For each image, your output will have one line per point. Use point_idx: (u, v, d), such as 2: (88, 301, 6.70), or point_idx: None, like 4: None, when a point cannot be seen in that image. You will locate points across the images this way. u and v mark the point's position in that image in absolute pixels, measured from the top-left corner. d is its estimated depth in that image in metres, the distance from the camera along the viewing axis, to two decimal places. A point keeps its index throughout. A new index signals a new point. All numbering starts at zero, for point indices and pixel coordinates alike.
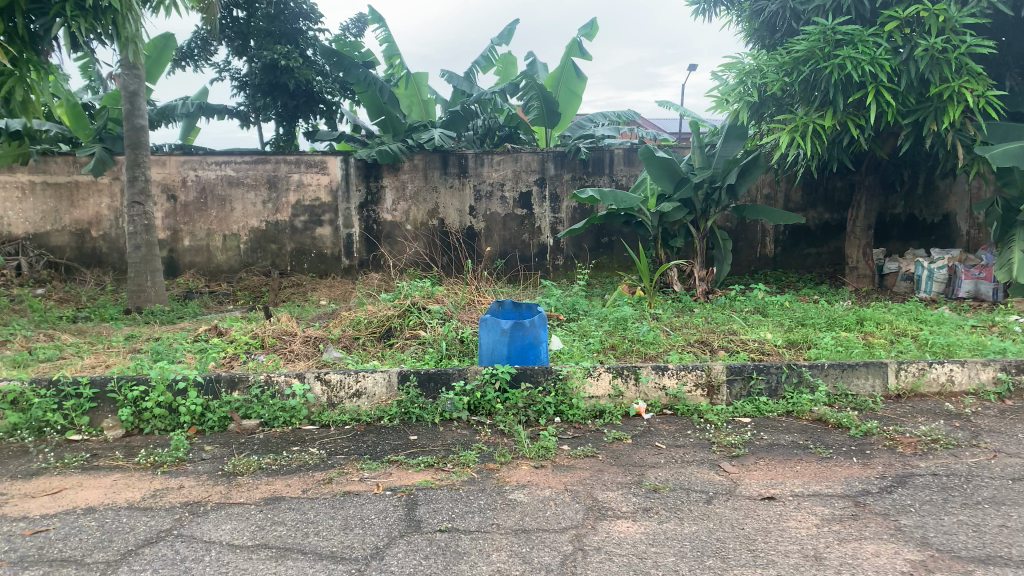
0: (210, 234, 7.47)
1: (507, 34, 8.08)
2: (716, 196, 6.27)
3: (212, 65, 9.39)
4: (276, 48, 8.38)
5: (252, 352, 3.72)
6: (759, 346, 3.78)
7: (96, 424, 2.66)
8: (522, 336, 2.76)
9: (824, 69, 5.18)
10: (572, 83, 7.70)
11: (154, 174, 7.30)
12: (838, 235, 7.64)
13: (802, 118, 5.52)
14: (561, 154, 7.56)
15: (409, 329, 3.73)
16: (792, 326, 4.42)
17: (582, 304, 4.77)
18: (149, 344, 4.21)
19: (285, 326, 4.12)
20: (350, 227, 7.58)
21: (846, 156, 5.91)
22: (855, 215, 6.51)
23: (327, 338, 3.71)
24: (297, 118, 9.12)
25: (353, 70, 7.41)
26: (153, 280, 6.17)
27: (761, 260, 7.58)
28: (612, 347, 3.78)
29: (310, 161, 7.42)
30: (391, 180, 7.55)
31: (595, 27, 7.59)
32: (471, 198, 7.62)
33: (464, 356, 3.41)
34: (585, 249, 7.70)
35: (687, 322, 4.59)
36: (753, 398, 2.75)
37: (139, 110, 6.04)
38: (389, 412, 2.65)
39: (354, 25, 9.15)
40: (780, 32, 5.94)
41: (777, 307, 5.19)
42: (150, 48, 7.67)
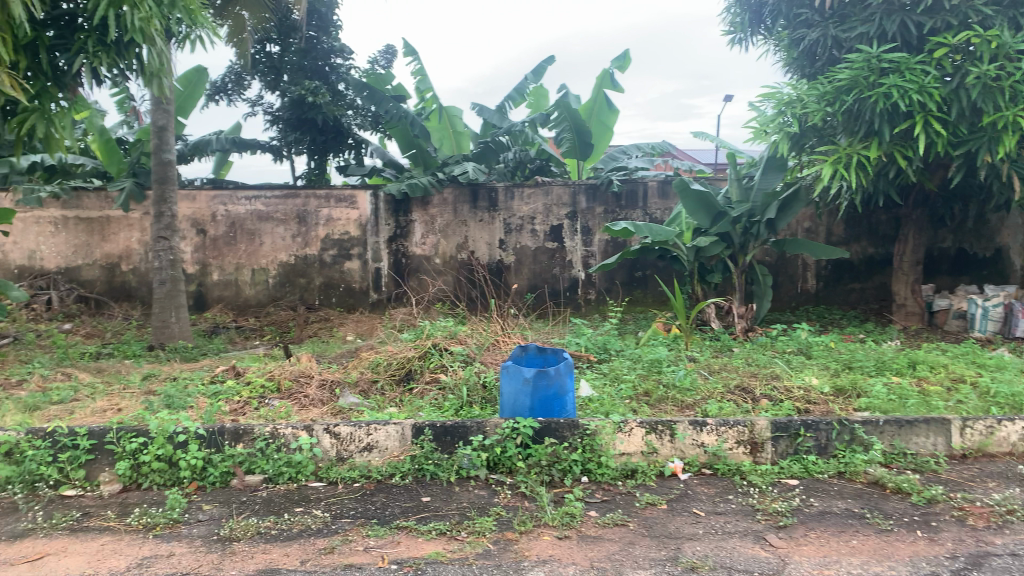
0: (239, 268, 7.40)
1: (538, 66, 7.97)
2: (755, 230, 6.06)
3: (245, 99, 9.43)
4: (304, 84, 8.37)
5: (266, 396, 3.56)
6: (805, 393, 3.52)
7: (93, 478, 2.50)
8: (545, 386, 2.55)
9: (869, 98, 4.95)
10: (604, 115, 7.54)
11: (184, 209, 7.27)
12: (883, 270, 7.32)
13: (846, 150, 5.28)
14: (592, 187, 7.37)
15: (430, 372, 3.54)
16: (839, 371, 4.14)
17: (614, 343, 4.55)
18: (165, 385, 4.08)
19: (304, 367, 3.97)
20: (378, 261, 7.46)
21: (893, 189, 5.64)
22: (902, 250, 6.21)
23: (344, 382, 3.54)
24: (327, 152, 9.09)
25: (383, 103, 7.36)
26: (177, 316, 6.09)
27: (802, 296, 7.29)
28: (646, 394, 3.55)
29: (340, 195, 7.34)
30: (420, 214, 7.43)
31: (629, 58, 7.45)
32: (501, 232, 7.46)
33: (486, 403, 3.20)
34: (618, 284, 7.46)
35: (726, 365, 4.34)
36: (801, 456, 2.50)
37: (167, 144, 6.03)
38: (401, 469, 2.45)
39: (383, 58, 9.14)
40: (820, 61, 5.73)
41: (822, 348, 4.91)
42: (184, 83, 7.70)
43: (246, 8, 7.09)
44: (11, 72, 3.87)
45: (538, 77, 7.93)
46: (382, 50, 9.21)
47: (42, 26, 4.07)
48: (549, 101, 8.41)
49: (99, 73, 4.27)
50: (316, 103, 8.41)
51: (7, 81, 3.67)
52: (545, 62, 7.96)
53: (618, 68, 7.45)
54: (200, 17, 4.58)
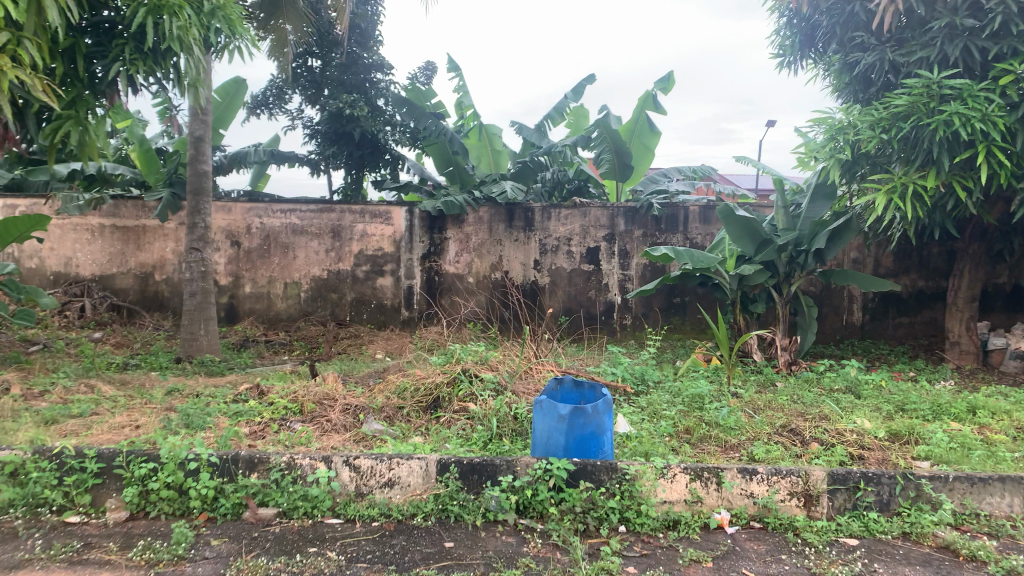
0: (271, 281, 7.33)
1: (579, 86, 7.83)
2: (802, 259, 5.83)
3: (286, 113, 9.42)
4: (343, 97, 8.33)
5: (288, 418, 3.42)
6: (858, 437, 3.28)
7: (99, 504, 2.36)
8: (581, 425, 2.37)
9: (928, 126, 4.72)
10: (646, 137, 7.37)
11: (219, 220, 7.23)
12: (934, 305, 7.00)
13: (901, 179, 5.04)
14: (632, 210, 7.17)
15: (459, 400, 3.37)
16: (892, 414, 3.89)
17: (652, 374, 4.34)
18: (188, 402, 3.97)
19: (330, 389, 3.83)
20: (410, 279, 7.34)
21: (950, 221, 5.36)
22: (957, 286, 5.92)
23: (369, 407, 3.38)
24: (364, 167, 9.02)
25: (422, 119, 7.27)
26: (206, 328, 6.01)
27: (848, 329, 7.01)
28: (686, 432, 3.34)
29: (375, 211, 7.25)
30: (455, 232, 7.30)
31: (672, 79, 7.28)
32: (537, 253, 7.29)
33: (516, 436, 3.02)
34: (655, 310, 7.24)
35: (770, 403, 4.11)
36: (861, 513, 2.28)
37: (203, 155, 5.97)
38: (424, 509, 2.28)
39: (423, 74, 9.08)
40: (875, 85, 5.49)
41: (873, 386, 4.65)
42: (222, 94, 7.69)
43: (288, 22, 7.05)
44: (47, 78, 3.82)
45: (579, 97, 7.78)
46: (422, 66, 9.15)
47: (80, 32, 4.02)
48: (589, 121, 8.25)
49: (135, 82, 4.21)
50: (354, 117, 8.36)
51: (41, 87, 3.61)
52: (586, 82, 7.81)
53: (661, 90, 7.28)
54: (239, 27, 4.51)
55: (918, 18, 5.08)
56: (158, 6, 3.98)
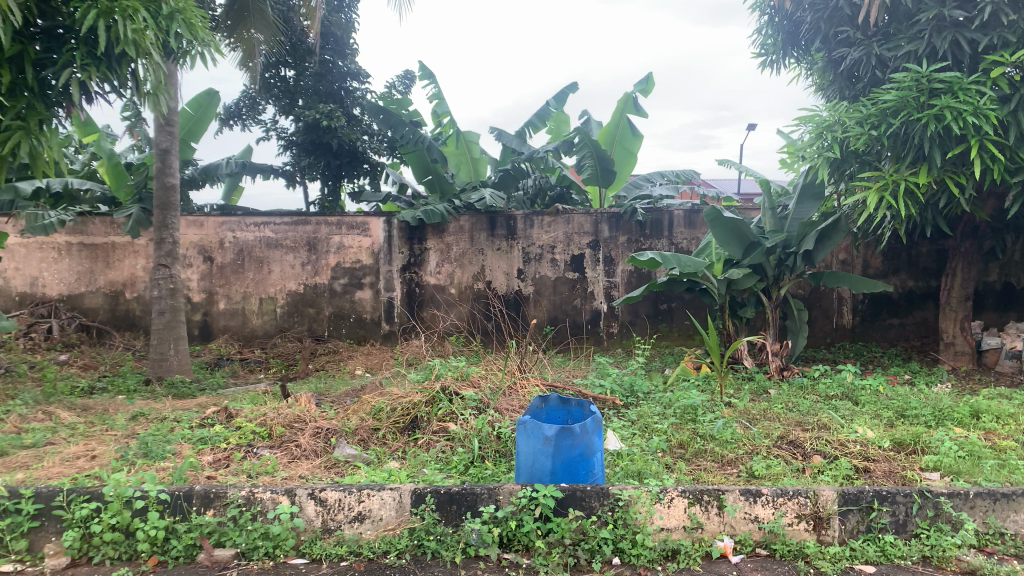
0: (246, 297, 7.10)
1: (559, 91, 7.67)
2: (791, 262, 5.68)
3: (259, 124, 9.19)
4: (319, 107, 8.12)
5: (256, 444, 3.20)
6: (861, 448, 3.10)
7: (36, 550, 2.13)
8: (569, 446, 2.16)
9: (918, 121, 4.58)
10: (628, 140, 7.20)
11: (191, 236, 7.00)
12: (925, 305, 6.87)
13: (892, 176, 4.90)
14: (616, 215, 6.99)
15: (438, 420, 3.16)
16: (894, 422, 3.72)
17: (642, 385, 4.15)
18: (151, 428, 3.73)
19: (301, 412, 3.61)
20: (390, 291, 7.12)
21: (942, 220, 5.23)
22: (950, 285, 5.77)
23: (341, 431, 3.16)
24: (341, 178, 8.79)
25: (399, 127, 7.08)
26: (176, 348, 5.76)
27: (839, 332, 6.87)
28: (681, 448, 3.15)
29: (352, 222, 7.03)
30: (435, 243, 7.10)
31: (652, 81, 7.12)
32: (520, 261, 7.10)
33: (500, 458, 2.82)
34: (642, 317, 7.05)
35: (765, 413, 3.93)
36: (875, 535, 2.09)
37: (170, 167, 5.73)
38: (397, 545, 2.06)
39: (400, 83, 8.89)
40: (862, 82, 5.35)
41: (871, 392, 4.48)
42: (194, 104, 7.48)
43: (258, 31, 6.83)
44: None
45: (559, 102, 7.62)
46: (400, 75, 8.97)
47: (29, 37, 3.81)
48: (570, 127, 8.09)
49: (89, 89, 3.99)
50: (331, 127, 8.16)
51: None
52: (566, 87, 7.66)
53: (642, 92, 7.13)
54: (200, 31, 4.31)
55: (904, 12, 4.95)
56: (110, 10, 3.77)
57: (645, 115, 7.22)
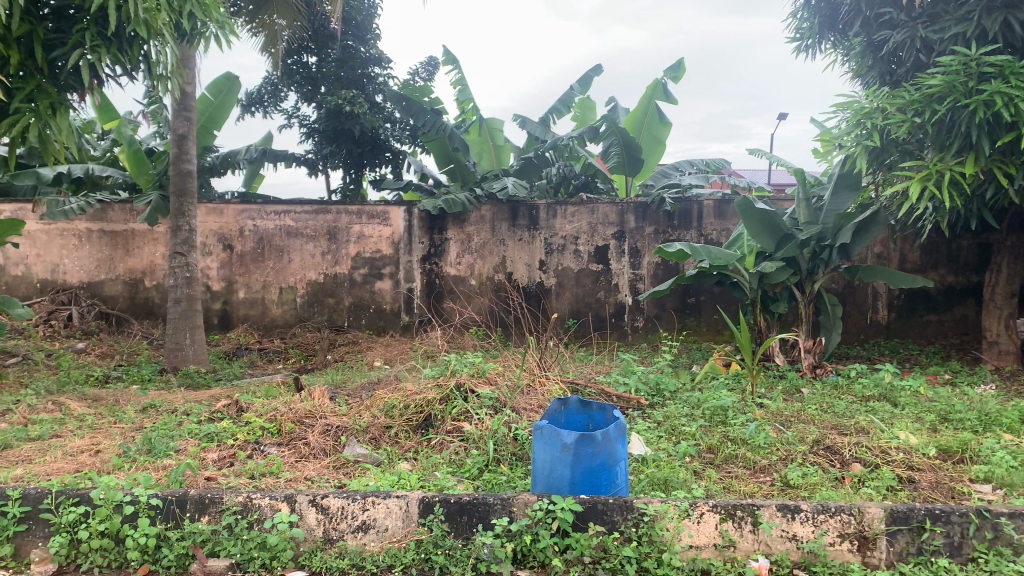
0: (266, 286, 7.00)
1: (585, 77, 7.46)
2: (826, 255, 5.45)
3: (282, 112, 9.08)
4: (341, 93, 7.99)
5: (263, 441, 3.06)
6: (904, 456, 2.89)
7: (21, 556, 2.01)
8: (590, 455, 1.99)
9: (966, 107, 4.34)
10: (655, 128, 6.99)
11: (211, 224, 6.91)
12: (965, 301, 6.59)
13: (936, 166, 4.65)
14: (642, 205, 6.78)
15: (452, 420, 3.00)
16: (938, 427, 3.51)
17: (668, 384, 3.96)
18: (160, 421, 3.62)
19: (312, 407, 3.47)
20: (411, 282, 6.98)
21: (988, 212, 4.97)
22: (994, 281, 5.50)
23: (351, 429, 3.02)
24: (364, 166, 8.65)
25: (421, 115, 6.93)
26: (192, 338, 5.66)
27: (873, 328, 6.62)
28: (710, 453, 2.98)
29: (372, 211, 6.90)
30: (456, 232, 6.94)
31: (682, 67, 6.89)
32: (542, 252, 6.92)
33: (516, 462, 2.66)
34: (668, 311, 6.84)
35: (799, 415, 3.73)
36: (927, 559, 1.90)
37: (188, 153, 5.62)
38: (402, 559, 1.92)
39: (423, 69, 8.73)
40: (904, 66, 5.10)
41: (910, 394, 4.25)
42: (213, 89, 7.39)
43: (280, 17, 6.67)
44: None
45: (585, 89, 7.41)
46: (423, 61, 8.81)
47: (38, 17, 3.70)
48: (595, 114, 7.88)
49: (100, 71, 3.87)
50: (353, 113, 8.02)
51: None
52: (592, 73, 7.45)
53: (671, 79, 6.90)
54: (214, 13, 4.18)
55: None
56: None
57: (674, 102, 7.00)
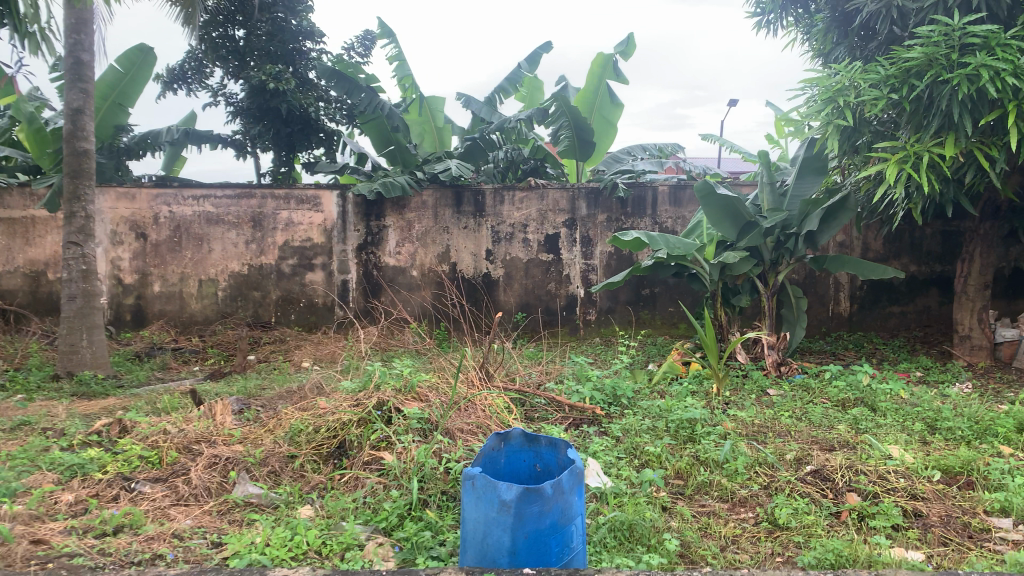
0: (184, 279, 6.34)
1: (534, 54, 6.94)
2: (791, 244, 5.05)
3: (206, 89, 8.35)
4: (265, 69, 7.28)
5: (137, 477, 2.49)
6: (906, 483, 2.44)
7: None
8: (538, 515, 1.49)
9: (948, 82, 3.95)
10: (607, 109, 6.53)
11: (121, 210, 6.22)
12: (929, 292, 6.28)
13: (913, 148, 4.26)
14: (594, 191, 6.30)
15: (370, 448, 2.47)
16: (927, 439, 3.11)
17: (626, 390, 3.49)
18: (24, 445, 3.00)
19: (208, 429, 2.90)
20: (345, 273, 6.39)
21: (964, 198, 4.61)
22: (967, 272, 5.17)
23: (245, 461, 2.46)
24: (295, 148, 7.99)
25: (354, 92, 6.31)
26: (90, 338, 4.97)
27: (835, 320, 6.29)
28: (680, 484, 2.52)
29: (301, 196, 6.27)
30: (394, 220, 6.36)
31: (634, 43, 6.43)
32: (489, 242, 6.40)
33: (448, 505, 2.14)
34: (622, 304, 6.40)
35: (773, 427, 3.29)
36: None
37: (83, 130, 4.92)
38: None
39: (359, 44, 8.09)
40: (876, 40, 4.70)
41: (890, 397, 3.86)
42: (124, 61, 6.59)
43: None
44: None
45: (533, 66, 6.89)
46: (359, 36, 8.15)
47: None
48: (544, 94, 7.38)
49: None
50: (279, 90, 7.34)
51: None
52: (541, 50, 6.93)
53: (623, 55, 6.44)
54: None
55: None
56: None
57: (626, 81, 6.54)
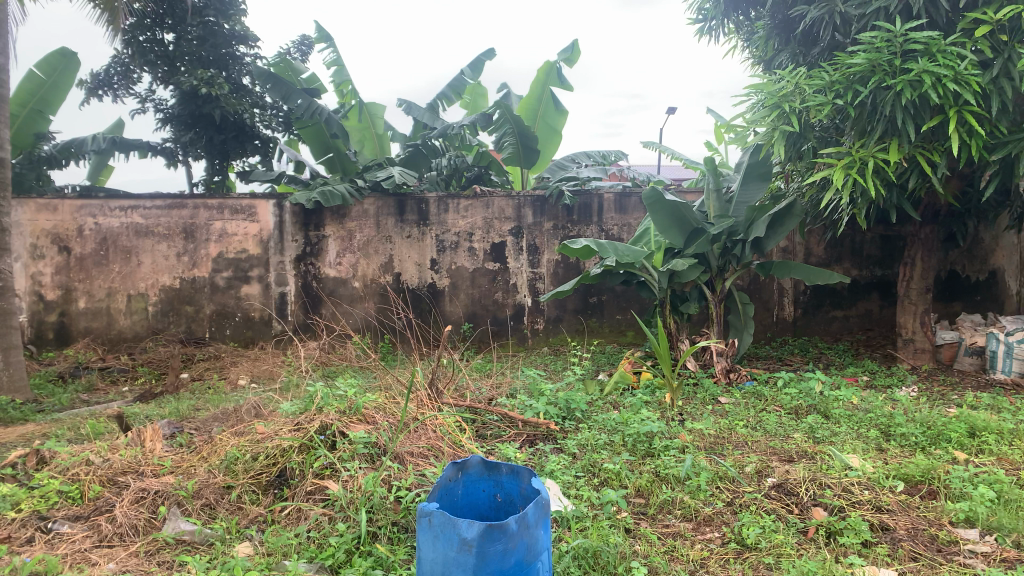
0: (111, 294, 6.02)
1: (477, 61, 6.82)
2: (738, 250, 5.03)
3: (134, 95, 7.98)
4: (197, 73, 6.98)
5: (54, 516, 2.27)
6: (870, 495, 2.39)
7: None
8: (504, 553, 1.36)
9: (892, 88, 3.97)
10: (551, 116, 6.45)
11: (42, 222, 5.87)
12: (870, 296, 6.36)
13: (858, 153, 4.28)
14: (540, 198, 6.21)
15: (314, 476, 2.30)
16: (883, 447, 3.09)
17: (580, 402, 3.38)
18: None
19: (134, 458, 2.68)
20: (283, 285, 6.15)
21: (907, 203, 4.66)
22: (908, 276, 5.23)
23: (176, 494, 2.26)
24: (229, 156, 7.70)
25: (292, 98, 6.10)
26: (7, 361, 4.63)
27: (780, 325, 6.32)
28: (643, 504, 2.41)
29: (236, 205, 6.02)
30: (335, 229, 6.15)
31: (577, 50, 6.37)
32: (433, 251, 6.24)
33: (400, 539, 1.99)
34: (570, 312, 6.32)
35: (730, 438, 3.22)
36: None
37: None
38: None
39: (296, 49, 7.85)
40: (818, 46, 4.73)
41: (843, 402, 3.84)
42: (45, 67, 6.30)
43: None
44: None
45: (475, 72, 6.77)
46: (295, 41, 7.91)
47: None
48: (487, 100, 7.27)
49: None
50: (212, 95, 7.05)
51: None
52: (483, 56, 6.82)
53: (566, 62, 6.37)
54: None
55: None
56: None
57: (570, 87, 6.47)
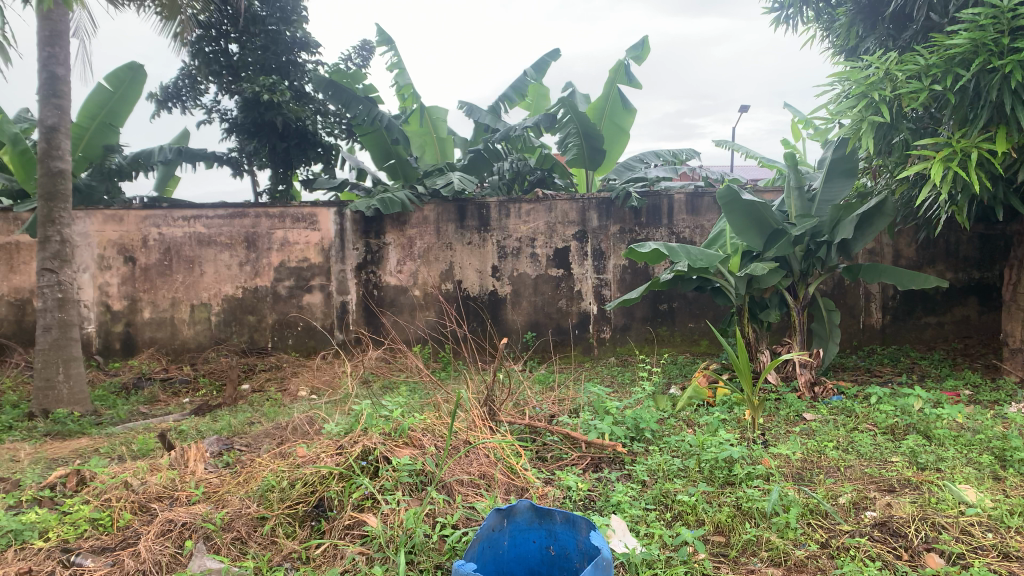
0: (175, 304, 5.99)
1: (540, 62, 6.58)
2: (822, 253, 4.65)
3: (201, 107, 8.03)
4: (258, 80, 6.94)
5: (81, 547, 2.10)
6: (995, 539, 2.04)
7: None
8: None
9: (999, 70, 3.55)
10: (618, 116, 6.16)
11: (108, 233, 5.88)
12: (967, 301, 5.85)
13: (959, 144, 3.85)
14: (606, 200, 5.91)
15: (353, 509, 2.09)
16: (1000, 476, 2.70)
17: (650, 422, 3.08)
18: None
19: (174, 483, 2.51)
20: (344, 294, 6.02)
21: (1014, 199, 4.20)
22: (1015, 279, 4.76)
23: (204, 527, 2.08)
24: (292, 164, 7.64)
25: (352, 104, 5.97)
26: (67, 372, 4.59)
27: (866, 333, 5.87)
28: (725, 545, 2.11)
29: (297, 214, 5.92)
30: (396, 236, 6.00)
31: (646, 47, 6.07)
32: (495, 257, 6.02)
33: None
34: (638, 321, 6.02)
35: (819, 463, 2.88)
36: None
37: (59, 148, 4.49)
38: None
39: (357, 55, 7.77)
40: (911, 30, 4.32)
41: (947, 421, 3.43)
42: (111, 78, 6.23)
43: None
44: None
45: (539, 73, 6.53)
46: (357, 46, 7.83)
47: None
48: (550, 101, 7.03)
49: None
50: (274, 102, 7.00)
51: None
52: (547, 57, 6.57)
53: (634, 59, 6.07)
54: None
55: None
56: None
57: (638, 85, 6.17)
